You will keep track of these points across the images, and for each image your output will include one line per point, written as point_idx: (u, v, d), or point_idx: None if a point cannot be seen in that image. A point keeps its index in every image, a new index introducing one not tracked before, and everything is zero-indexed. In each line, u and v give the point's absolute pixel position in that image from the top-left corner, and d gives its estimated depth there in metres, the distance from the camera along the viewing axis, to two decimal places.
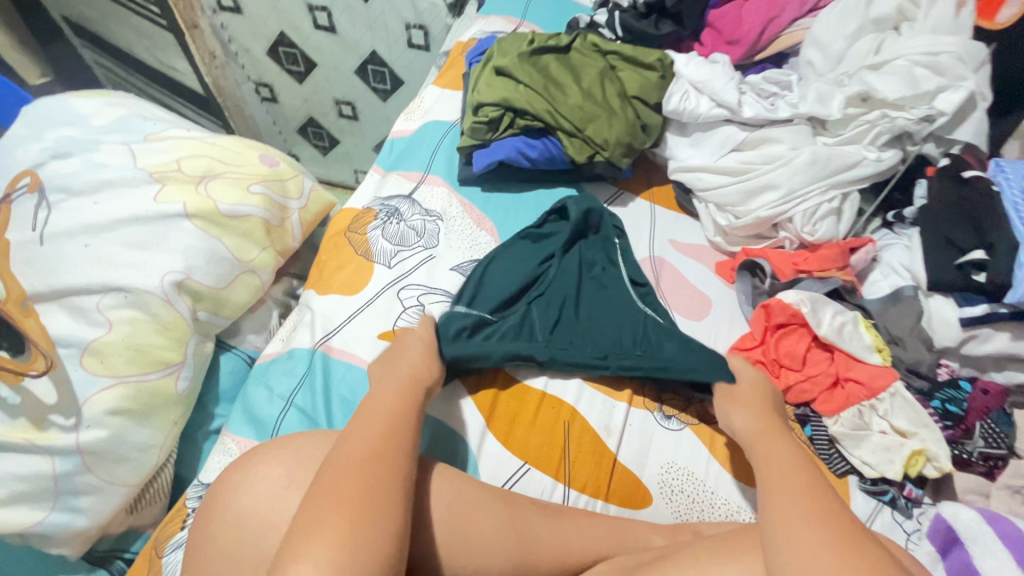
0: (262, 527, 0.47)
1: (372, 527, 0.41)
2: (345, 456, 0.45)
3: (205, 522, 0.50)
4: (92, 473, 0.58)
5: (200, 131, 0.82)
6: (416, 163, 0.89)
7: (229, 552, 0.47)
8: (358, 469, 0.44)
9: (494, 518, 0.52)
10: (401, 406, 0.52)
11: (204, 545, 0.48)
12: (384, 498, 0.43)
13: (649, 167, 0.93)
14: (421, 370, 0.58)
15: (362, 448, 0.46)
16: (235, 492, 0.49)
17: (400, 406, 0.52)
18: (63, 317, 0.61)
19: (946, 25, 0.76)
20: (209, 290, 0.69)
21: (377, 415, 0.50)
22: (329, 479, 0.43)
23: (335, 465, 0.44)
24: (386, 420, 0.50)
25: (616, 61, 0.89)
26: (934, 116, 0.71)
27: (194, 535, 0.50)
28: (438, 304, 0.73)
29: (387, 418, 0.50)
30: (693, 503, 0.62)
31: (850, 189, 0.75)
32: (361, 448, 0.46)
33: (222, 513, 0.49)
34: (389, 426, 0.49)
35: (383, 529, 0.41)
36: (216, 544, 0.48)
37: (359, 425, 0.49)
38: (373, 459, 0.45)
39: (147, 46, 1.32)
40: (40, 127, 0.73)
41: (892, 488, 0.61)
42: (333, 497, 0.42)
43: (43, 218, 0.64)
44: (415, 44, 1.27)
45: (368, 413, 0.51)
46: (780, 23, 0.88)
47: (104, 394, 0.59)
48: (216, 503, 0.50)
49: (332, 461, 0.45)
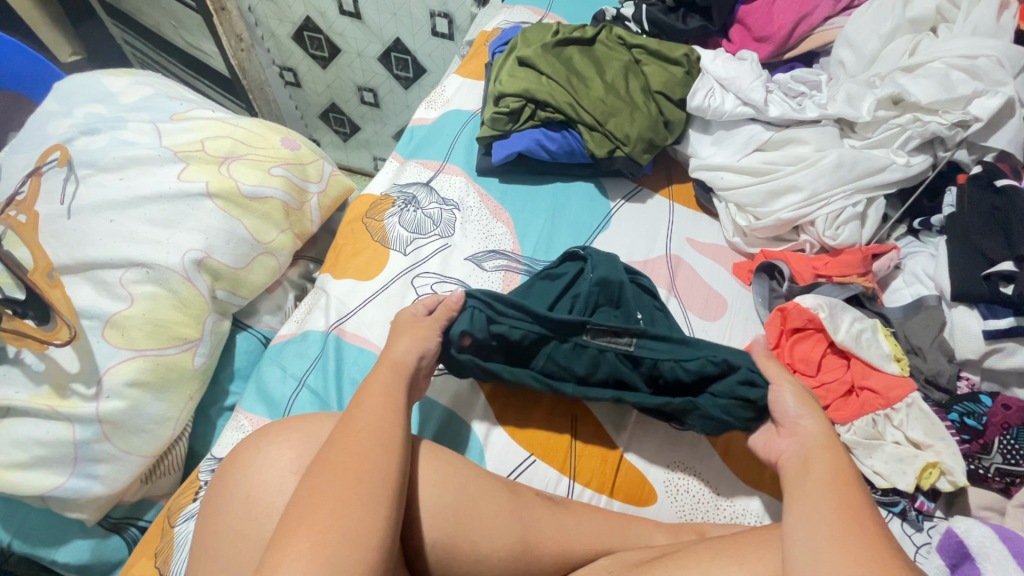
0: (265, 510, 0.48)
1: (361, 525, 0.41)
2: (344, 450, 0.45)
3: (216, 498, 0.51)
4: (111, 442, 0.60)
5: (224, 112, 0.83)
6: (436, 152, 0.90)
7: (234, 531, 0.48)
8: (354, 464, 0.44)
9: (494, 512, 0.52)
10: (400, 397, 0.52)
11: (213, 521, 0.49)
12: (376, 494, 0.43)
13: (670, 164, 0.91)
14: (418, 358, 0.58)
15: (363, 442, 0.46)
16: (245, 472, 0.50)
17: (398, 397, 0.52)
18: (86, 289, 0.63)
19: (987, 27, 0.73)
20: (228, 270, 0.71)
21: (382, 405, 0.50)
22: (326, 472, 0.43)
23: (333, 458, 0.44)
24: (383, 410, 0.49)
25: (641, 55, 0.87)
26: (969, 122, 0.69)
27: (203, 510, 0.51)
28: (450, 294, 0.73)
29: (387, 408, 0.50)
30: (698, 503, 0.62)
31: (876, 195, 0.73)
32: (360, 441, 0.46)
33: (231, 491, 0.50)
34: (390, 418, 0.49)
35: (372, 529, 0.41)
36: (223, 522, 0.49)
37: (359, 415, 0.49)
38: (371, 454, 0.45)
39: (174, 27, 1.32)
40: (71, 103, 0.75)
41: (904, 499, 0.60)
42: (328, 491, 0.42)
43: (71, 192, 0.66)
44: (439, 33, 1.27)
45: (369, 402, 0.50)
46: (812, 22, 0.86)
47: (124, 365, 0.61)
48: (226, 481, 0.51)
49: (330, 452, 0.45)
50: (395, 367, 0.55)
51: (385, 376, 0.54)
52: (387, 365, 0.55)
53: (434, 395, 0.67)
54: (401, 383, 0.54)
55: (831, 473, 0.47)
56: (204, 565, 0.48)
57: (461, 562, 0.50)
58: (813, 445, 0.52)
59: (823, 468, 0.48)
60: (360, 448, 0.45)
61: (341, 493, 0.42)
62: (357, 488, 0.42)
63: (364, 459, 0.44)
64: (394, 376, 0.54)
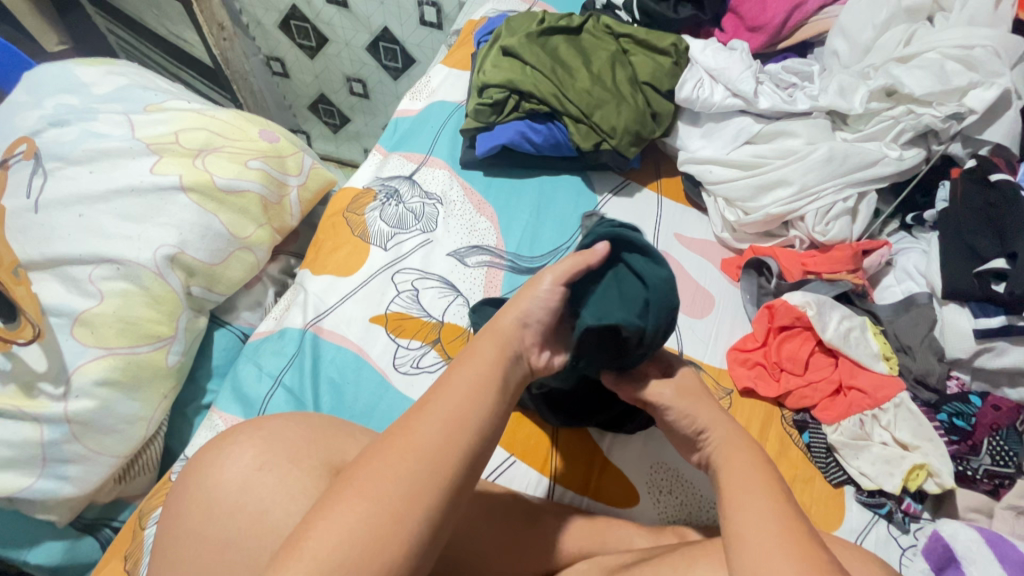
0: (254, 514, 0.44)
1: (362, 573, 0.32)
2: (334, 521, 0.33)
3: (193, 478, 0.47)
4: (80, 442, 0.59)
5: (201, 104, 0.81)
6: (419, 145, 0.88)
7: (206, 510, 0.45)
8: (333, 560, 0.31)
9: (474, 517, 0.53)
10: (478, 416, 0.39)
11: (190, 507, 0.46)
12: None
13: (659, 156, 0.89)
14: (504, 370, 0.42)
15: (362, 528, 0.33)
16: (233, 455, 0.47)
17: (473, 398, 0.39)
18: (54, 286, 0.61)
19: (984, 16, 0.71)
20: (203, 266, 0.69)
21: (445, 405, 0.38)
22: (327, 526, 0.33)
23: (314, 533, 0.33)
24: (445, 431, 0.37)
25: (629, 44, 0.84)
26: (964, 114, 0.68)
27: (176, 482, 0.49)
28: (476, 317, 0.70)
29: (468, 397, 0.39)
30: (681, 505, 0.61)
31: (868, 189, 0.71)
32: (394, 469, 0.35)
33: (222, 473, 0.46)
34: (424, 489, 0.35)
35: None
36: (200, 494, 0.46)
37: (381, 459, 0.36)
38: (371, 559, 0.32)
39: (157, 16, 1.29)
40: (40, 94, 0.72)
41: (890, 501, 0.58)
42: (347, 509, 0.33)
43: (38, 185, 0.64)
44: (427, 22, 1.24)
45: (403, 447, 0.36)
46: (806, 10, 0.84)
47: (93, 364, 0.59)
48: (213, 470, 0.46)
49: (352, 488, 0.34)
50: (469, 378, 0.40)
51: (453, 395, 0.39)
52: (456, 379, 0.40)
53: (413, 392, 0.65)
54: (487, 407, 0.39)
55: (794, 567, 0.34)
56: (176, 539, 0.45)
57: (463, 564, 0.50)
58: (743, 497, 0.40)
59: (780, 551, 0.35)
60: (361, 544, 0.32)
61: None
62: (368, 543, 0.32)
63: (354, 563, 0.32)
64: (466, 408, 0.38)
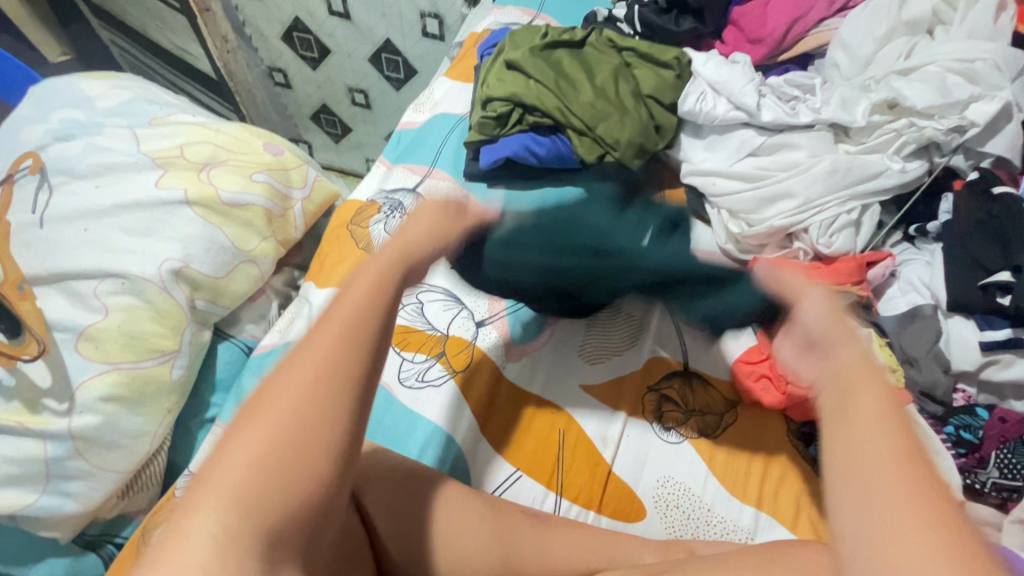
0: None
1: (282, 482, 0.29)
2: (239, 448, 0.30)
3: None
4: (84, 458, 0.58)
5: (206, 117, 0.81)
6: (423, 157, 0.88)
7: None
8: (240, 488, 0.28)
9: (461, 510, 0.51)
10: (375, 319, 0.36)
11: None
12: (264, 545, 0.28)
13: (662, 169, 0.88)
14: (388, 306, 0.38)
15: (270, 453, 0.29)
16: None
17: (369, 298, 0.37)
18: (59, 301, 0.61)
19: (983, 30, 0.72)
20: (208, 279, 0.69)
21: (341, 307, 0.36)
22: (225, 456, 0.30)
23: (213, 468, 0.29)
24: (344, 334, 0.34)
25: (631, 58, 0.85)
26: (965, 127, 0.69)
27: None
28: (490, 331, 0.71)
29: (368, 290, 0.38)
30: (688, 519, 0.61)
31: (870, 201, 0.72)
32: (294, 379, 0.32)
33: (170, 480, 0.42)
34: (326, 392, 0.32)
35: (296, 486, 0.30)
36: None
37: (276, 387, 0.32)
38: (285, 472, 0.29)
39: (160, 28, 1.30)
40: (46, 108, 0.73)
41: None
42: (250, 428, 0.31)
43: (45, 201, 0.64)
44: (430, 34, 1.25)
45: (291, 365, 0.33)
46: (806, 23, 0.85)
47: (98, 379, 0.59)
48: None
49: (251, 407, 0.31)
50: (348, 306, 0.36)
51: (344, 309, 0.36)
52: (336, 311, 0.36)
53: (421, 407, 0.65)
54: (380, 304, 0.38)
55: (939, 556, 0.23)
56: None
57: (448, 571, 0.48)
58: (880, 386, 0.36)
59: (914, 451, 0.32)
60: (267, 458, 0.29)
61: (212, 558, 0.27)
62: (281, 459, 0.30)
63: (263, 489, 0.29)
64: (364, 299, 0.37)
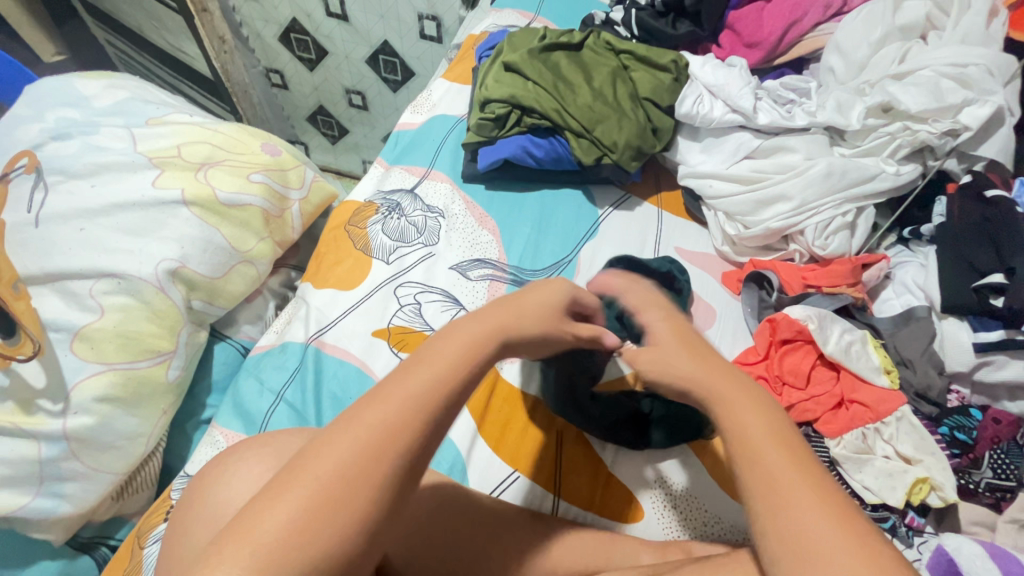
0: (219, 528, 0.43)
1: (320, 537, 0.31)
2: (285, 503, 0.31)
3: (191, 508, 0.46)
4: (79, 460, 0.58)
5: (204, 117, 0.81)
6: (421, 158, 0.88)
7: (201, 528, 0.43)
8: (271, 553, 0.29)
9: (455, 520, 0.52)
10: (445, 398, 0.37)
11: (182, 536, 0.45)
12: None
13: (659, 171, 0.90)
14: (455, 391, 0.38)
15: (313, 520, 0.31)
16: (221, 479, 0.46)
17: (453, 370, 0.39)
18: (53, 300, 0.60)
19: (978, 34, 0.72)
20: (204, 279, 0.69)
21: (422, 376, 0.37)
22: (273, 500, 0.31)
23: (261, 521, 0.30)
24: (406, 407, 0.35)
25: (629, 61, 0.86)
26: (959, 131, 0.68)
27: (185, 496, 0.48)
28: None
29: (456, 361, 0.39)
30: (685, 520, 0.60)
31: (865, 204, 0.72)
32: (356, 440, 0.33)
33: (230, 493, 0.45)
34: (379, 457, 0.33)
35: (331, 545, 0.31)
36: (207, 511, 0.45)
37: (328, 448, 0.33)
38: (321, 535, 0.30)
39: (157, 28, 1.29)
40: (41, 107, 0.72)
41: (893, 515, 0.58)
42: (305, 479, 0.32)
43: (39, 200, 0.64)
44: (427, 36, 1.25)
45: (346, 430, 0.34)
46: (802, 27, 0.85)
47: (93, 380, 0.59)
48: (211, 481, 0.47)
49: (312, 454, 0.33)
50: (416, 384, 0.37)
51: (417, 381, 0.37)
52: (413, 379, 0.37)
53: None
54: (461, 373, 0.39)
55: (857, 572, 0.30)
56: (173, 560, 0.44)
57: None
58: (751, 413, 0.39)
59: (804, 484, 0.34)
60: (307, 518, 0.31)
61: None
62: (323, 517, 0.31)
63: (295, 555, 0.30)
64: (451, 366, 0.39)
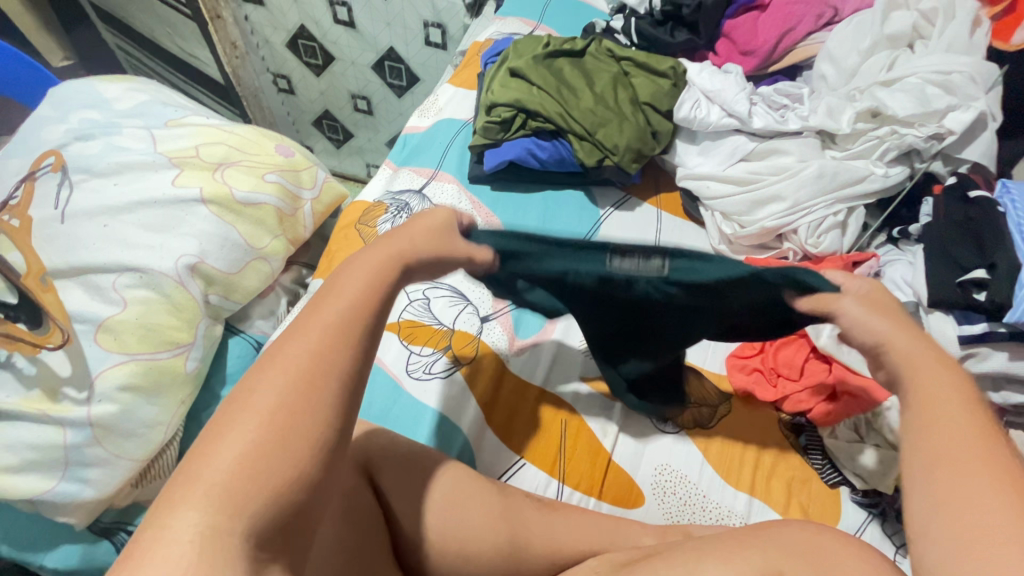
0: None
1: (276, 457, 0.31)
2: (230, 443, 0.31)
3: None
4: (102, 446, 0.60)
5: (220, 118, 0.84)
6: (428, 160, 0.91)
7: None
8: (227, 491, 0.30)
9: (465, 489, 0.54)
10: (363, 316, 0.38)
11: None
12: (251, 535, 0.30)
13: (658, 172, 0.93)
14: (371, 311, 0.39)
15: (262, 450, 0.31)
16: None
17: (364, 296, 0.39)
18: (78, 293, 0.63)
19: (961, 44, 0.76)
20: (221, 275, 0.71)
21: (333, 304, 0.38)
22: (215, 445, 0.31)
23: (207, 460, 0.31)
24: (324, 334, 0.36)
25: (630, 67, 0.89)
26: (943, 135, 0.72)
27: None
28: (494, 326, 0.74)
29: (366, 284, 0.40)
30: (684, 505, 0.63)
31: (856, 204, 0.76)
32: (284, 372, 0.34)
33: None
34: (314, 383, 0.34)
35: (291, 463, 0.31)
36: None
37: (262, 383, 0.33)
38: (277, 459, 0.31)
39: (169, 34, 1.33)
40: (65, 109, 0.75)
41: (884, 500, 0.62)
42: (241, 418, 0.32)
43: (65, 197, 0.67)
44: (433, 42, 1.29)
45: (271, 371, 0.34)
46: (795, 36, 0.89)
47: (115, 369, 0.61)
48: None
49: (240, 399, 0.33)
50: (332, 313, 0.37)
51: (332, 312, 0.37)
52: (321, 313, 0.37)
53: (425, 397, 0.68)
54: (373, 296, 0.40)
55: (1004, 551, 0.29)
56: None
57: (448, 561, 0.50)
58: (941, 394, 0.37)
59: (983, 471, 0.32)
60: (254, 448, 0.31)
61: (194, 557, 0.28)
62: (273, 445, 0.31)
63: (253, 482, 0.30)
64: (357, 292, 0.39)
